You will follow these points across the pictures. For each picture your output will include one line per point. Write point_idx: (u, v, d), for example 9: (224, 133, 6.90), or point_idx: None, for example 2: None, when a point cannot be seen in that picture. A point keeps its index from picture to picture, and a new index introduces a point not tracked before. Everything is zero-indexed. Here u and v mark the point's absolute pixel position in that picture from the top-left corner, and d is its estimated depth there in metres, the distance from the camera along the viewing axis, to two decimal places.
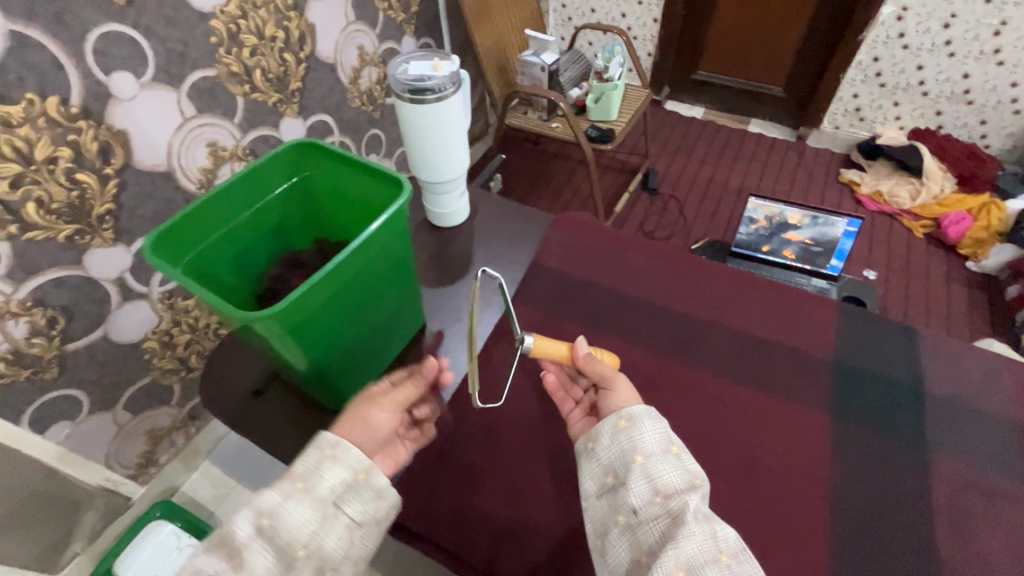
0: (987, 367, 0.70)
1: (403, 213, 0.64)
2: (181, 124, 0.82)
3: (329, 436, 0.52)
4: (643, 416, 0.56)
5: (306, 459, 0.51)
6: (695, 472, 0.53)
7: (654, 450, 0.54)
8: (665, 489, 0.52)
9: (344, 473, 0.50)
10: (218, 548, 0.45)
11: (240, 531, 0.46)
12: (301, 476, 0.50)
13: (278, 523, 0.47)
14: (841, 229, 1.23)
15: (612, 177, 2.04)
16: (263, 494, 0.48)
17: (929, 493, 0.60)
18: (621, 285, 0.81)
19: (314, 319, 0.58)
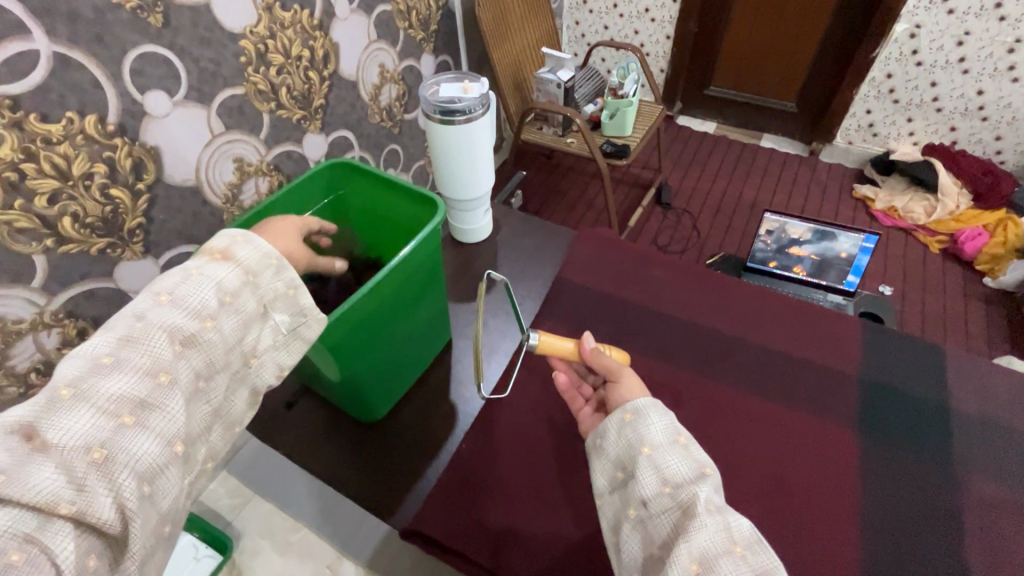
0: (1011, 385, 0.70)
1: (437, 232, 0.65)
2: (210, 140, 0.84)
3: (263, 240, 0.53)
4: (653, 408, 0.53)
5: (245, 250, 0.50)
6: (705, 461, 0.49)
7: (660, 440, 0.51)
8: (672, 479, 0.48)
9: (284, 273, 0.53)
10: (170, 308, 0.45)
11: (199, 298, 0.46)
12: (246, 265, 0.50)
13: (233, 307, 0.48)
14: (852, 241, 1.21)
15: (625, 191, 2.05)
16: (208, 275, 0.48)
17: (958, 513, 0.60)
18: (644, 301, 0.82)
19: (352, 335, 0.60)
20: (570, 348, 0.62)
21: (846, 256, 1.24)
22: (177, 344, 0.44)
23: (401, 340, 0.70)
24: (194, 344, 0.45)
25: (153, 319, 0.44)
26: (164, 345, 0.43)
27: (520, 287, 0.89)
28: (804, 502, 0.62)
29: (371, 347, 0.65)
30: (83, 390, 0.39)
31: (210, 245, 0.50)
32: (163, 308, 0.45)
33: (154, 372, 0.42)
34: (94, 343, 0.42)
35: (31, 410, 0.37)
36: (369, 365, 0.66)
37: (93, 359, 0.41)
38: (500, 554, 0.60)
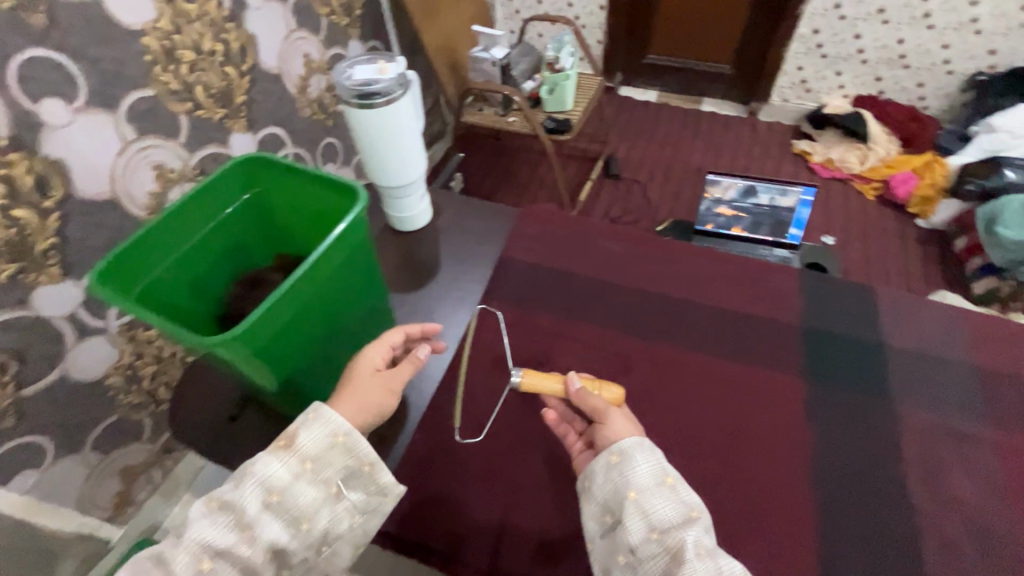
0: (939, 316, 0.73)
1: (362, 221, 0.62)
2: (122, 148, 0.78)
3: (334, 414, 0.54)
4: (646, 450, 0.55)
5: (306, 439, 0.52)
6: (693, 505, 0.51)
7: (648, 486, 0.52)
8: (663, 528, 0.50)
9: (349, 458, 0.54)
10: (226, 509, 0.49)
11: (249, 504, 0.49)
12: (302, 456, 0.52)
13: (280, 500, 0.50)
14: (788, 192, 1.28)
15: (574, 167, 2.05)
16: (261, 471, 0.50)
17: (899, 443, 0.63)
18: (591, 271, 0.82)
19: (279, 339, 0.56)
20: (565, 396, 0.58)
21: (786, 207, 1.30)
22: (242, 534, 0.48)
23: (339, 340, 0.66)
24: (230, 552, 0.48)
25: (195, 530, 0.48)
26: (222, 530, 0.48)
27: (467, 270, 0.87)
28: (758, 455, 0.63)
29: (305, 350, 0.61)
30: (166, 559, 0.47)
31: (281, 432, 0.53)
32: (214, 512, 0.49)
33: (200, 556, 0.47)
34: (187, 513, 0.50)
35: (151, 556, 0.48)
36: (308, 368, 0.63)
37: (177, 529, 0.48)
38: (463, 542, 0.60)
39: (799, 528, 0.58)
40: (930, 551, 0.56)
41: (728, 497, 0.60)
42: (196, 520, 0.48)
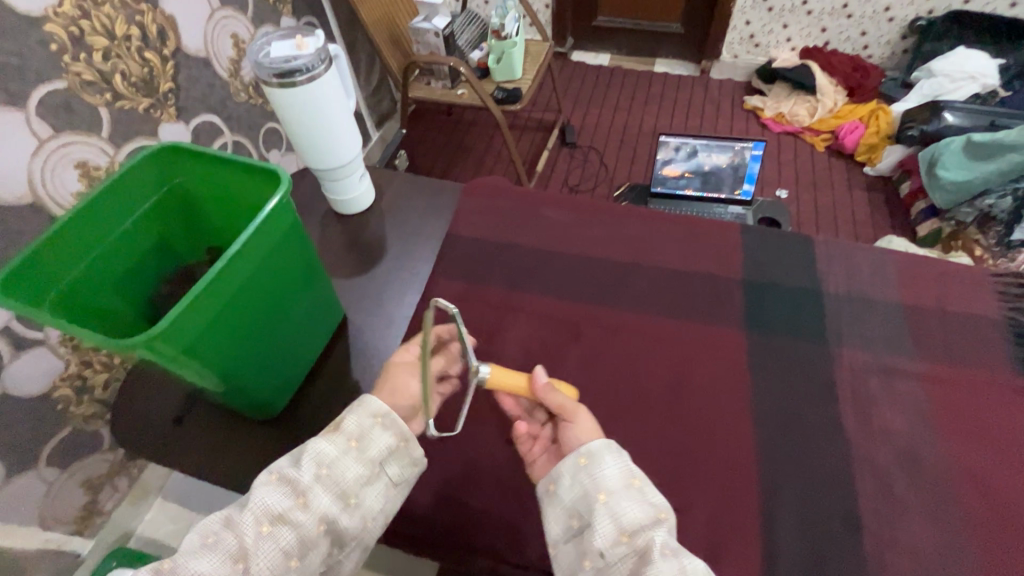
0: (875, 259, 0.75)
1: (288, 205, 0.59)
2: (37, 146, 0.72)
3: (375, 398, 0.55)
4: (616, 454, 0.53)
5: (350, 420, 0.53)
6: (659, 506, 0.50)
7: (617, 489, 0.51)
8: (633, 530, 0.49)
9: (390, 435, 0.54)
10: (284, 482, 0.50)
11: (302, 475, 0.50)
12: (348, 435, 0.53)
13: (331, 473, 0.51)
14: (733, 146, 1.33)
15: (530, 137, 2.02)
16: (315, 447, 0.52)
17: (836, 385, 0.65)
18: (540, 242, 0.81)
19: (209, 335, 0.54)
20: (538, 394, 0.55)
21: (738, 160, 1.32)
22: (296, 504, 0.49)
23: (281, 330, 0.64)
24: (286, 520, 0.48)
25: (256, 498, 0.49)
26: (281, 497, 0.49)
27: (415, 250, 0.86)
28: (706, 409, 0.64)
29: (244, 343, 0.59)
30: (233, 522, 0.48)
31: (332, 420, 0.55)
32: (270, 485, 0.50)
33: (259, 522, 0.48)
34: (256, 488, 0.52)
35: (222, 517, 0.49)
36: (247, 363, 0.60)
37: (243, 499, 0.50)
38: (424, 520, 0.61)
39: (746, 476, 0.60)
40: (866, 484, 0.58)
41: (679, 450, 0.62)
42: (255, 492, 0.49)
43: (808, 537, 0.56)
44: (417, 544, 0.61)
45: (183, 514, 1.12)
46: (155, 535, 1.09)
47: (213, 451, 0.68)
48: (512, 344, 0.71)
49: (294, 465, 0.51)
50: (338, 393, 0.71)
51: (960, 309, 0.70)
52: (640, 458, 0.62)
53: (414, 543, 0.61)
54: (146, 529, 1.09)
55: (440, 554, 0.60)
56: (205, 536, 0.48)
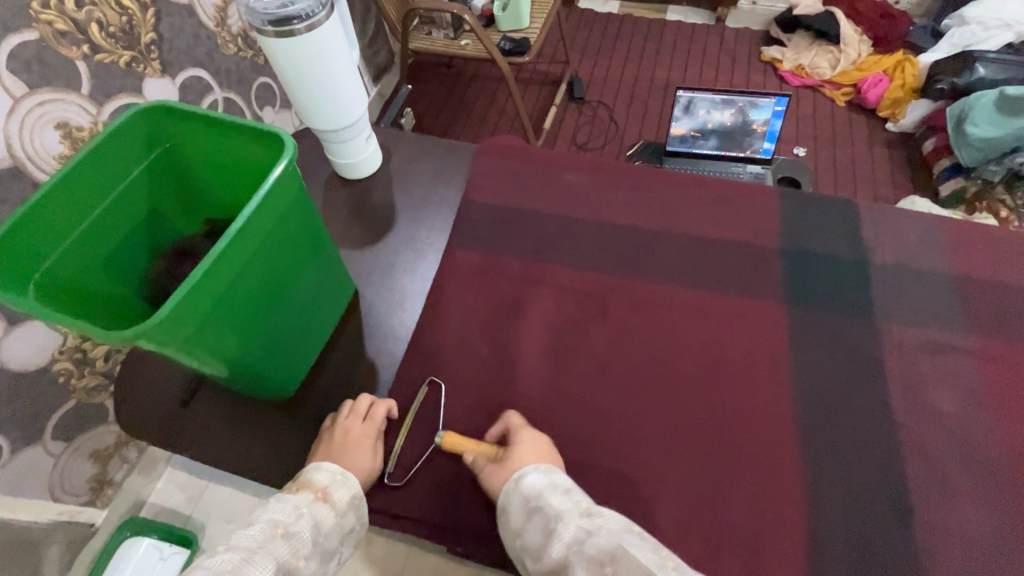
0: (922, 226, 0.70)
1: (294, 173, 0.53)
2: (11, 106, 0.65)
3: (356, 478, 0.56)
4: (513, 487, 0.53)
5: (342, 493, 0.54)
6: (552, 515, 0.50)
7: (523, 525, 0.51)
8: (544, 551, 0.48)
9: (358, 517, 0.55)
10: (285, 541, 0.47)
11: (301, 537, 0.48)
12: (341, 507, 0.53)
13: (323, 543, 0.50)
14: (737, 101, 1.22)
15: (536, 92, 1.92)
16: (313, 512, 0.50)
17: (881, 362, 0.62)
18: (562, 209, 0.76)
19: (212, 322, 0.49)
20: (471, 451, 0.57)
21: (759, 122, 1.24)
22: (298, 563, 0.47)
23: (290, 310, 0.60)
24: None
25: (265, 551, 0.45)
26: (289, 555, 0.47)
27: (427, 218, 0.80)
28: (742, 388, 0.61)
29: (251, 326, 0.54)
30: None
31: (314, 481, 0.53)
32: (276, 540, 0.47)
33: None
34: (238, 536, 0.46)
35: (227, 563, 0.43)
36: (255, 346, 0.56)
37: (237, 550, 0.45)
38: (449, 506, 0.58)
39: (787, 459, 0.57)
40: (912, 465, 0.56)
41: (716, 434, 0.58)
42: (257, 545, 0.46)
43: (851, 522, 0.53)
44: (442, 531, 0.57)
45: (193, 482, 1.10)
46: (168, 503, 1.08)
47: (222, 435, 0.65)
48: (536, 319, 0.67)
49: (294, 526, 0.48)
50: (352, 373, 0.67)
51: (1013, 280, 0.66)
52: (675, 441, 0.58)
53: (439, 531, 0.57)
54: (158, 497, 1.08)
55: (466, 542, 0.57)
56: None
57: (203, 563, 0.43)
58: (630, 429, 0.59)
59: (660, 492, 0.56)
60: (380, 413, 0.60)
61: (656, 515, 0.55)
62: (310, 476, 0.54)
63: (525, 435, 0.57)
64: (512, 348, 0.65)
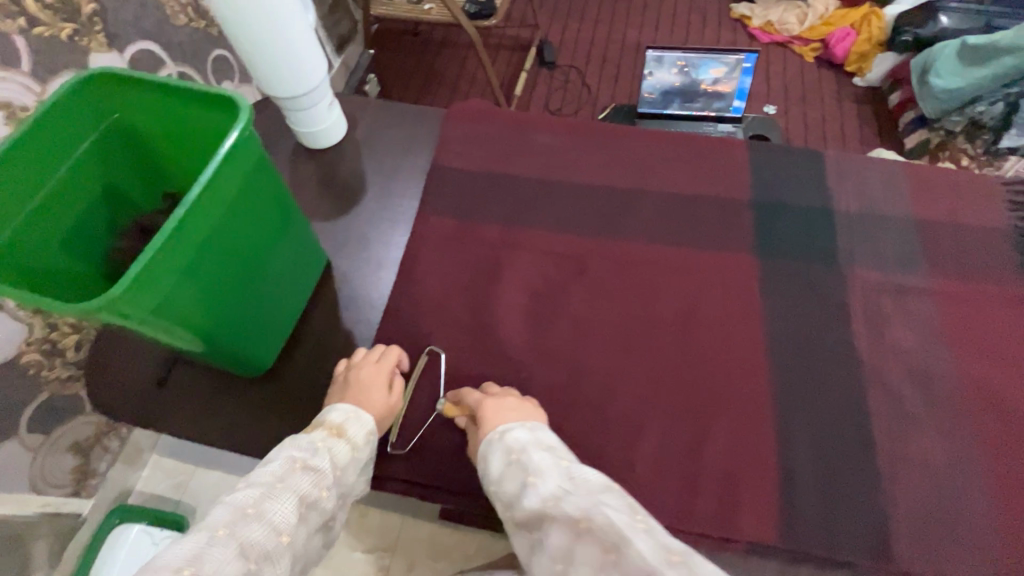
0: (885, 174, 0.72)
1: (252, 138, 0.52)
2: None
3: (369, 414, 0.55)
4: (496, 439, 0.51)
5: (356, 429, 0.53)
6: (533, 471, 0.47)
7: (501, 474, 0.49)
8: (517, 503, 0.47)
9: (371, 451, 0.55)
10: (304, 475, 0.47)
11: (320, 471, 0.48)
12: (356, 443, 0.52)
13: (340, 479, 0.50)
14: (677, 59, 1.22)
15: (506, 58, 1.87)
16: (330, 449, 0.50)
17: (848, 305, 0.64)
18: (534, 171, 0.75)
19: (180, 293, 0.48)
20: (466, 417, 0.58)
21: (711, 79, 1.23)
22: (319, 495, 0.47)
23: (261, 280, 0.59)
24: (310, 509, 0.46)
25: (285, 485, 0.45)
26: (308, 490, 0.46)
27: (397, 186, 0.79)
28: (718, 336, 0.63)
29: (221, 295, 0.53)
30: (264, 511, 0.43)
31: (329, 420, 0.53)
32: (296, 475, 0.46)
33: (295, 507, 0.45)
34: (258, 471, 0.46)
35: (250, 498, 0.44)
36: (228, 318, 0.55)
37: (257, 484, 0.45)
38: (435, 466, 0.59)
39: (758, 402, 0.59)
40: (875, 400, 0.59)
41: (691, 384, 0.60)
42: (277, 479, 0.46)
43: (819, 456, 0.56)
44: (429, 490, 0.59)
45: (178, 467, 1.10)
46: (155, 491, 1.07)
47: (203, 412, 0.64)
48: (515, 280, 0.67)
49: (313, 460, 0.48)
50: (330, 344, 0.67)
51: (970, 221, 0.69)
52: (654, 390, 0.60)
53: (426, 490, 0.59)
54: (145, 485, 1.08)
55: (453, 499, 0.58)
56: (241, 519, 0.42)
57: (226, 497, 0.43)
58: (610, 383, 0.61)
59: (639, 439, 0.58)
60: (392, 359, 0.60)
61: (636, 461, 0.57)
62: (324, 417, 0.54)
63: (507, 401, 0.55)
64: (490, 311, 0.66)
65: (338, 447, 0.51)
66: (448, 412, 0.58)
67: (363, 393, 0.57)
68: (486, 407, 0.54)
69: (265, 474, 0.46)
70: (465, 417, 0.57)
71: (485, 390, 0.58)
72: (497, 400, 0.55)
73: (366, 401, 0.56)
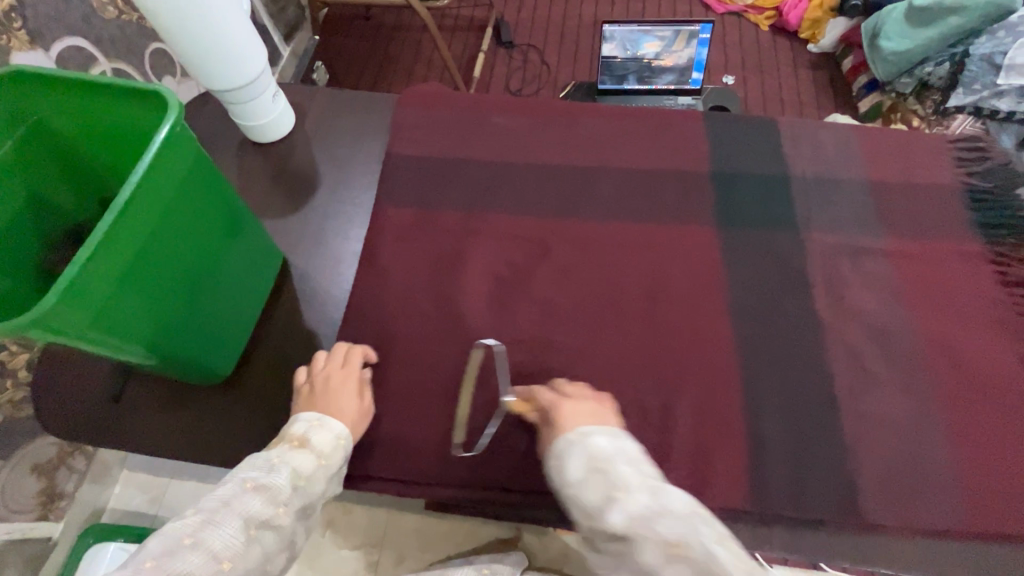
0: (838, 139, 0.73)
1: (187, 136, 0.49)
2: None
3: (336, 420, 0.53)
4: (576, 442, 0.47)
5: (320, 439, 0.51)
6: (619, 483, 0.42)
7: (580, 480, 0.44)
8: (601, 516, 0.42)
9: (342, 460, 0.52)
10: (257, 493, 0.44)
11: (276, 485, 0.45)
12: (321, 453, 0.50)
13: (303, 490, 0.47)
14: (616, 36, 1.20)
15: (463, 40, 1.83)
16: (289, 464, 0.47)
17: (808, 270, 0.65)
18: (492, 153, 0.74)
19: (119, 302, 0.45)
20: (535, 415, 0.55)
21: (651, 54, 1.22)
22: (276, 512, 0.44)
23: (210, 285, 0.56)
24: (266, 527, 0.43)
25: (233, 507, 0.42)
26: (262, 508, 0.43)
27: (353, 177, 0.76)
28: (684, 310, 0.63)
29: (164, 303, 0.50)
30: (203, 539, 0.40)
31: (291, 433, 0.51)
32: (247, 494, 0.43)
33: (244, 528, 0.42)
34: (208, 494, 0.44)
35: (188, 526, 0.41)
36: (177, 327, 0.52)
37: (202, 510, 0.42)
38: (409, 460, 0.58)
39: (725, 371, 0.60)
40: (836, 360, 0.60)
41: (660, 358, 0.61)
42: (225, 501, 0.43)
43: (785, 419, 0.58)
44: (404, 485, 0.58)
45: (152, 481, 1.05)
46: (129, 507, 1.03)
47: (162, 424, 0.62)
48: (479, 266, 0.66)
49: (266, 476, 0.45)
50: (292, 345, 0.65)
51: (919, 180, 0.70)
52: (624, 367, 0.60)
53: (401, 485, 0.58)
54: (118, 501, 1.03)
55: (429, 492, 0.58)
56: (175, 549, 0.39)
57: (163, 526, 0.41)
58: (580, 363, 0.61)
59: None
60: (358, 359, 0.59)
61: None
62: (288, 429, 0.52)
63: (584, 406, 0.51)
64: (455, 299, 0.64)
65: (296, 461, 0.48)
66: (517, 408, 0.56)
67: (328, 400, 0.55)
68: (561, 408, 0.51)
69: (211, 498, 0.43)
70: (537, 413, 0.54)
71: (559, 389, 0.55)
72: (574, 402, 0.52)
73: (332, 408, 0.54)
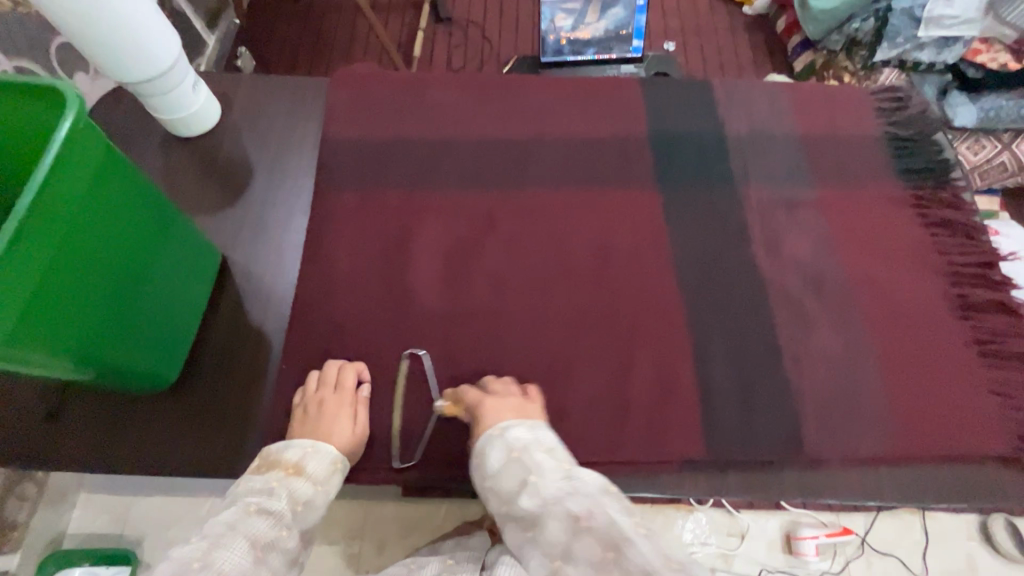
0: (768, 97, 0.75)
1: (93, 132, 0.45)
2: None
3: (329, 445, 0.53)
4: (496, 436, 0.49)
5: (315, 464, 0.51)
6: (533, 468, 0.45)
7: (499, 471, 0.47)
8: (516, 501, 0.44)
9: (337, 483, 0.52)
10: (263, 516, 0.44)
11: (279, 508, 0.45)
12: (318, 477, 0.50)
13: (306, 513, 0.47)
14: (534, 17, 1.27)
15: (399, 18, 1.76)
16: (288, 488, 0.47)
17: (747, 225, 0.67)
18: (431, 132, 0.72)
19: (35, 312, 0.42)
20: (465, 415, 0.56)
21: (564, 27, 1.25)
22: (280, 534, 0.44)
23: (141, 288, 0.53)
24: (272, 549, 0.43)
25: (239, 529, 0.42)
26: (265, 529, 0.43)
27: (288, 165, 0.74)
28: (633, 273, 0.64)
29: (90, 308, 0.47)
30: (213, 561, 0.39)
31: (285, 458, 0.50)
32: (251, 517, 0.44)
33: (252, 550, 0.42)
34: (211, 521, 0.43)
35: (196, 550, 0.40)
36: (106, 335, 0.49)
37: (206, 536, 0.41)
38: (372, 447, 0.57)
39: (675, 329, 0.62)
40: (777, 309, 0.63)
41: (611, 322, 0.62)
42: (231, 525, 0.42)
43: (734, 369, 0.60)
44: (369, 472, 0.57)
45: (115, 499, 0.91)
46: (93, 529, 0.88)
47: (108, 437, 0.60)
48: (426, 246, 0.65)
49: (267, 500, 0.45)
50: (240, 343, 0.63)
51: (845, 131, 0.73)
52: (578, 334, 0.61)
53: (365, 472, 0.57)
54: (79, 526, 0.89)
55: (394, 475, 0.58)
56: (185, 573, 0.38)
57: (169, 551, 0.40)
58: (534, 335, 0.61)
59: (569, 382, 0.59)
60: (351, 377, 0.58)
61: (568, 404, 0.58)
62: (279, 453, 0.51)
63: (508, 401, 0.53)
64: (405, 281, 0.64)
65: (296, 484, 0.48)
66: (448, 411, 0.57)
67: (319, 422, 0.54)
68: (485, 406, 0.53)
69: (215, 523, 0.42)
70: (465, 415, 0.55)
71: (486, 386, 0.56)
72: (497, 400, 0.53)
73: (324, 432, 0.54)
